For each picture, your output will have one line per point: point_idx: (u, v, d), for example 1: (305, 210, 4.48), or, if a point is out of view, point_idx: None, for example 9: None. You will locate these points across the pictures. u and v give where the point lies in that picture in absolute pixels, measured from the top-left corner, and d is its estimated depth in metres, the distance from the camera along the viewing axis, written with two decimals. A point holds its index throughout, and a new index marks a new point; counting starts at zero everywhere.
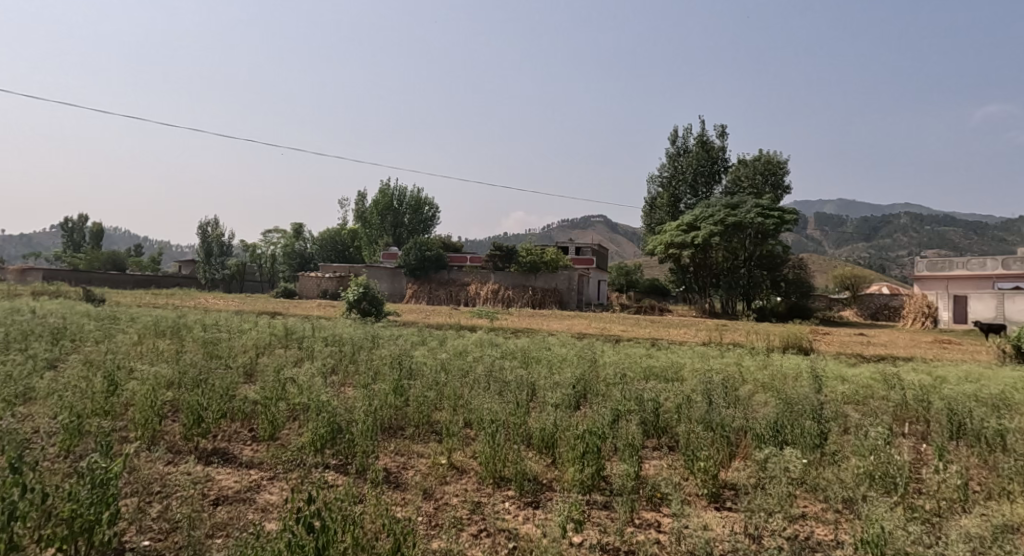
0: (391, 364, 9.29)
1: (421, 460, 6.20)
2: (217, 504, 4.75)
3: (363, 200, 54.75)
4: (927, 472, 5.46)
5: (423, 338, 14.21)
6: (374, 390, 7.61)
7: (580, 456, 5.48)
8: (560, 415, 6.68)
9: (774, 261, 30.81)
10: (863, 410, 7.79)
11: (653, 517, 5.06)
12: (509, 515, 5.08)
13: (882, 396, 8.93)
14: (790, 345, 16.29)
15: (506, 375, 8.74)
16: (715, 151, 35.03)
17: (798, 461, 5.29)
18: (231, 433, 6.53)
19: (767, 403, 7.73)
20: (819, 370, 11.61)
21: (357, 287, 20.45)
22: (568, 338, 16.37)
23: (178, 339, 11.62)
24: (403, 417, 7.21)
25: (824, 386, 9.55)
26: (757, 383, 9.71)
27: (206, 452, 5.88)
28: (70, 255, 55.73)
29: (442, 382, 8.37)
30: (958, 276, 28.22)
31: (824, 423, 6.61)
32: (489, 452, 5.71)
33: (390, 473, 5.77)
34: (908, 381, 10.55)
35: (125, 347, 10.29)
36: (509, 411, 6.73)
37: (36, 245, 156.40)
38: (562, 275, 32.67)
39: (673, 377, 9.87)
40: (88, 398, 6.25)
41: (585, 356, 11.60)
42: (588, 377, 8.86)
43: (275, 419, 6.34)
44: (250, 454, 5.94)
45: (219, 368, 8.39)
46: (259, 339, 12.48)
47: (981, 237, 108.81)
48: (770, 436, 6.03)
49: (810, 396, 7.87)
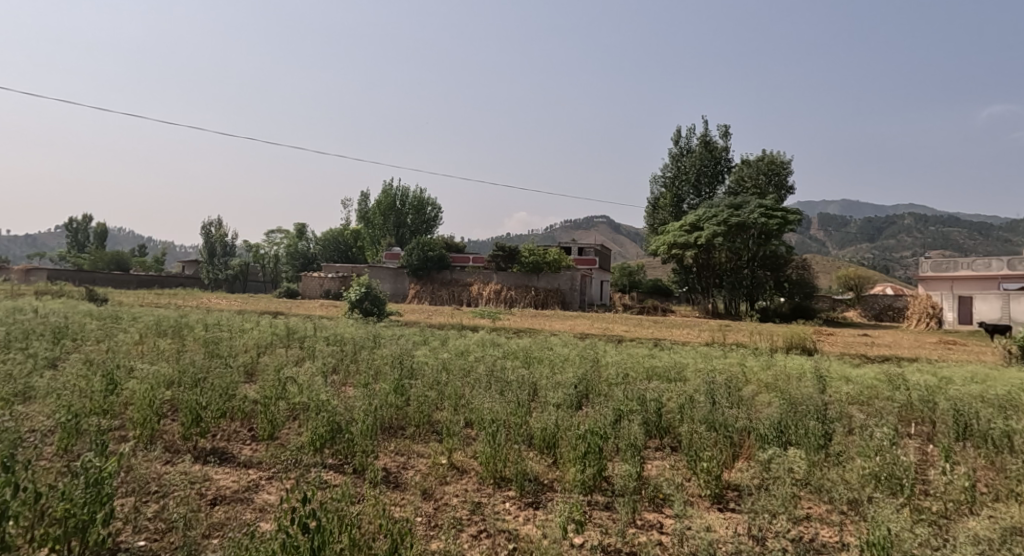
0: (392, 363, 9.24)
1: (420, 460, 6.15)
2: (215, 504, 4.69)
3: (365, 201, 54.76)
4: (933, 473, 5.39)
5: (425, 338, 14.17)
6: (375, 390, 7.57)
7: (581, 456, 5.42)
8: (561, 415, 6.63)
9: (777, 262, 30.67)
10: (868, 411, 7.72)
11: (655, 518, 5.00)
12: (510, 516, 5.02)
13: (888, 397, 8.85)
14: (794, 346, 16.21)
15: (507, 375, 8.68)
16: (718, 152, 34.93)
17: (801, 462, 5.22)
18: (230, 433, 6.49)
19: (770, 404, 7.66)
20: (823, 370, 11.54)
21: (359, 287, 20.42)
22: (570, 339, 16.30)
23: (180, 339, 11.59)
24: (403, 417, 7.16)
25: (828, 387, 9.48)
26: (760, 384, 9.64)
27: (204, 452, 5.84)
28: (75, 255, 55.89)
29: (443, 382, 8.33)
30: (963, 277, 28.07)
31: (829, 423, 6.54)
32: (490, 451, 5.66)
33: (390, 473, 5.71)
34: (912, 382, 10.47)
35: (127, 346, 10.26)
36: (510, 410, 6.68)
37: (41, 245, 157.01)
38: (565, 275, 32.61)
39: (676, 377, 9.81)
40: (87, 397, 6.21)
41: (588, 356, 11.55)
42: (591, 377, 8.80)
43: (274, 418, 6.30)
44: (249, 454, 5.89)
45: (219, 367, 8.37)
46: (260, 339, 12.45)
47: (986, 238, 108.43)
48: (774, 437, 5.96)
49: (815, 397, 7.79)
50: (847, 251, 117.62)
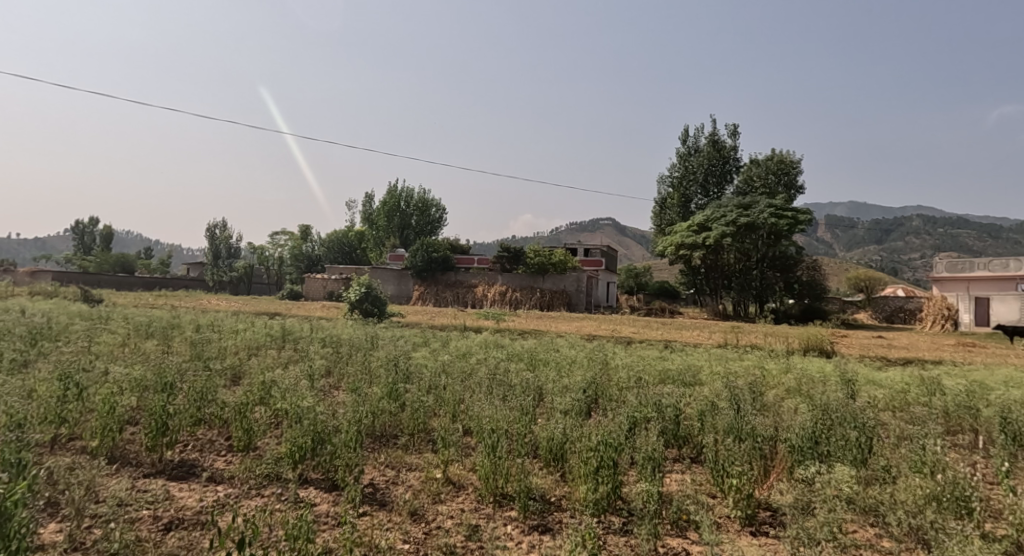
0: (387, 367, 8.58)
1: (413, 473, 5.53)
2: (168, 531, 4.07)
3: (369, 202, 54.20)
4: (1000, 496, 4.67)
5: (424, 339, 13.56)
6: (367, 395, 6.95)
7: (593, 472, 4.76)
8: (570, 423, 5.98)
9: (787, 262, 29.96)
10: (905, 418, 7.04)
11: (680, 545, 4.35)
12: (511, 542, 4.38)
13: (924, 403, 8.11)
14: (810, 348, 15.47)
15: (510, 379, 8.03)
16: (727, 151, 34.15)
17: (848, 479, 4.55)
18: (205, 443, 5.88)
19: (799, 411, 6.98)
20: (847, 373, 10.82)
21: (359, 288, 19.82)
22: (577, 340, 15.64)
23: (167, 340, 11.02)
24: (398, 425, 6.58)
25: (858, 393, 8.73)
26: (783, 388, 8.92)
27: (169, 467, 5.19)
28: (80, 257, 55.78)
29: (442, 386, 7.71)
30: (979, 278, 27.14)
31: (867, 432, 5.86)
32: (489, 466, 5.02)
33: (378, 490, 5.11)
34: (945, 386, 9.74)
35: (108, 347, 9.71)
36: (513, 418, 6.04)
37: (47, 249, 157.81)
38: (570, 276, 31.94)
39: (691, 380, 9.11)
40: (42, 405, 5.58)
41: (597, 359, 10.90)
42: (601, 381, 8.13)
43: (250, 427, 5.67)
44: (221, 467, 5.28)
45: (200, 369, 7.79)
46: (252, 339, 11.88)
47: (996, 239, 107.24)
48: (809, 449, 5.29)
49: (846, 403, 7.12)
50: (855, 253, 116.59)
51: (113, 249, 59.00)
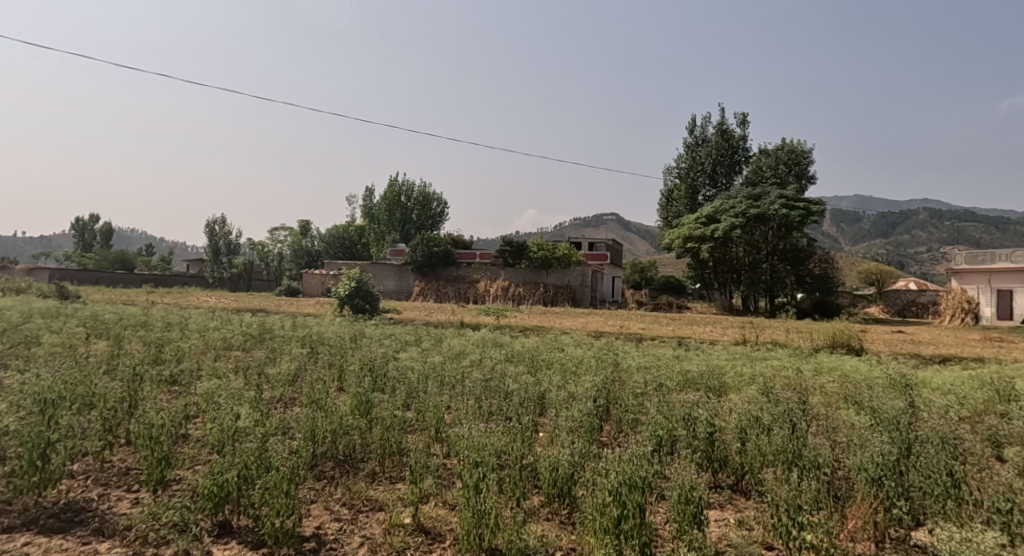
0: (362, 372, 7.29)
1: (374, 516, 4.26)
2: None
3: (370, 196, 52.84)
4: None
5: (415, 338, 12.22)
6: (331, 409, 5.66)
7: (613, 527, 3.52)
8: (579, 446, 4.64)
9: (799, 255, 28.67)
10: (989, 438, 5.69)
11: None
12: None
13: (1001, 416, 6.70)
14: (837, 345, 14.11)
15: (507, 385, 6.74)
16: (736, 140, 32.57)
17: (978, 541, 3.21)
18: (113, 475, 4.57)
19: (859, 425, 5.68)
20: (895, 375, 9.43)
21: (349, 282, 18.56)
22: (584, 338, 14.37)
23: (123, 341, 9.69)
24: (365, 447, 5.28)
25: (916, 398, 7.40)
26: (824, 393, 7.63)
27: (47, 513, 3.92)
28: (78, 256, 54.45)
29: (423, 394, 6.44)
30: (1002, 269, 25.72)
31: (961, 462, 4.54)
32: (471, 516, 3.71)
33: (324, 545, 3.86)
34: (1012, 388, 8.39)
35: (47, 350, 8.40)
36: (505, 442, 4.72)
37: (53, 246, 157.69)
38: (575, 271, 30.69)
39: (716, 384, 7.79)
40: None
41: (607, 359, 9.62)
42: (613, 388, 6.82)
43: (162, 455, 4.31)
44: (123, 510, 4.02)
45: (132, 376, 6.46)
46: (219, 338, 10.58)
47: (1007, 230, 105.33)
48: (897, 488, 3.98)
49: (915, 416, 5.78)
50: (861, 247, 114.70)
51: (112, 246, 57.77)
